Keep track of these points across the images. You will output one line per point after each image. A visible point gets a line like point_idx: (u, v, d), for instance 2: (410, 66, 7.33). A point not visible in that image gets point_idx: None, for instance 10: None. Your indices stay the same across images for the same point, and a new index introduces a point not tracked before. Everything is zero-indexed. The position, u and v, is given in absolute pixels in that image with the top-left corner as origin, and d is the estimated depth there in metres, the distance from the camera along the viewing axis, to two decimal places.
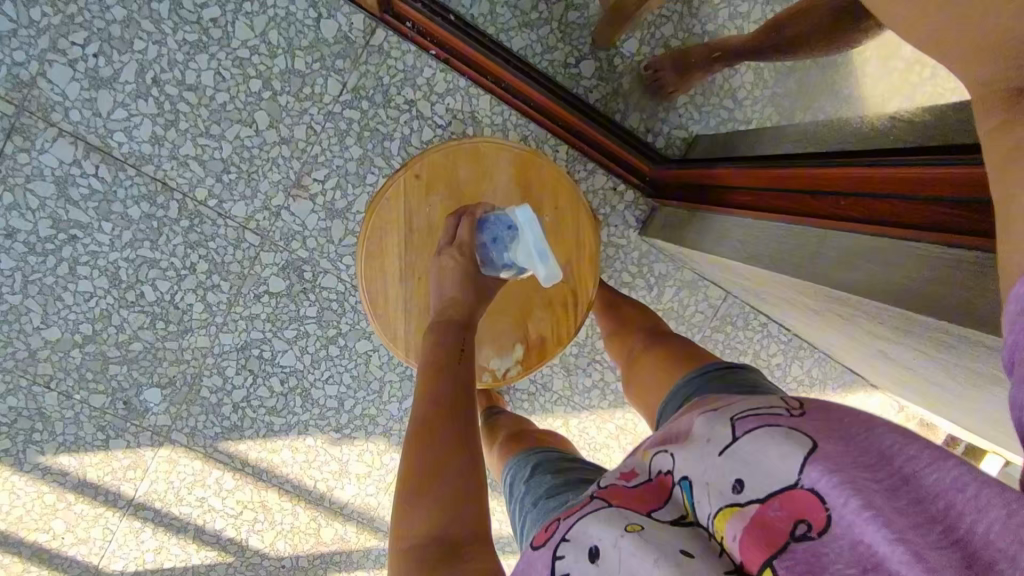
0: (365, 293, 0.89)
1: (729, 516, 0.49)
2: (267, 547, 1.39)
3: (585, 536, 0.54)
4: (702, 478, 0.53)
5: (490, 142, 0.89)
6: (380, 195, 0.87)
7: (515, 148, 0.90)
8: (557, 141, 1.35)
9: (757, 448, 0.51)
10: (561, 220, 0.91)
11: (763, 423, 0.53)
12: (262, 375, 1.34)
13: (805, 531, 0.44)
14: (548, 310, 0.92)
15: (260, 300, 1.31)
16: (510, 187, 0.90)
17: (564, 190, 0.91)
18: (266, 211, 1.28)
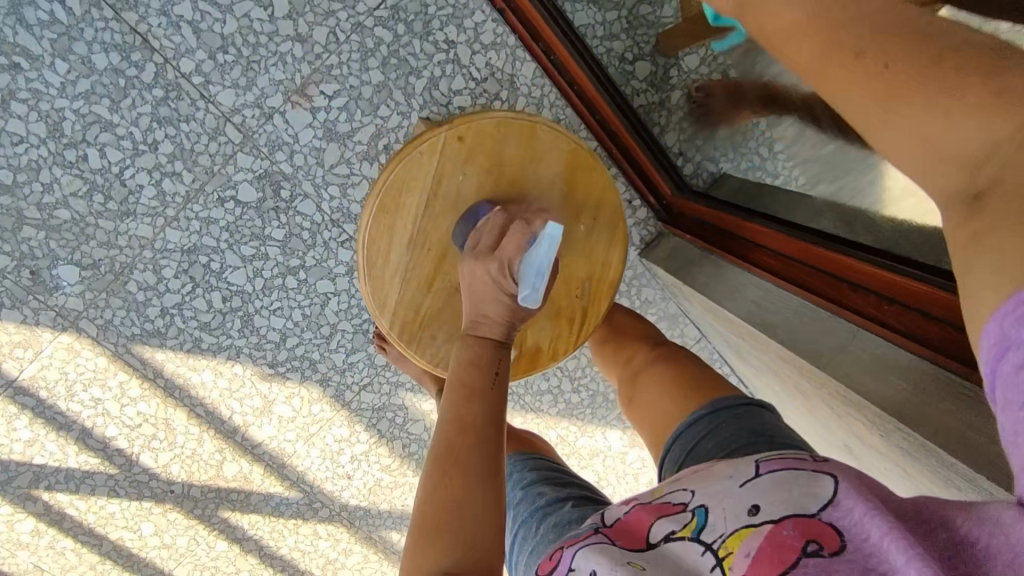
0: (363, 247, 0.78)
1: (743, 537, 0.45)
2: (158, 468, 1.26)
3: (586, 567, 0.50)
4: (719, 505, 0.49)
5: (552, 127, 0.80)
6: (414, 146, 0.76)
7: (575, 142, 0.81)
8: (589, 135, 1.27)
9: (786, 485, 0.47)
10: (596, 232, 0.84)
11: (788, 464, 0.50)
12: (203, 286, 1.19)
13: (816, 548, 0.41)
14: (553, 320, 0.85)
15: (223, 205, 1.16)
16: (556, 182, 0.82)
17: (610, 203, 0.84)
18: (257, 110, 1.12)
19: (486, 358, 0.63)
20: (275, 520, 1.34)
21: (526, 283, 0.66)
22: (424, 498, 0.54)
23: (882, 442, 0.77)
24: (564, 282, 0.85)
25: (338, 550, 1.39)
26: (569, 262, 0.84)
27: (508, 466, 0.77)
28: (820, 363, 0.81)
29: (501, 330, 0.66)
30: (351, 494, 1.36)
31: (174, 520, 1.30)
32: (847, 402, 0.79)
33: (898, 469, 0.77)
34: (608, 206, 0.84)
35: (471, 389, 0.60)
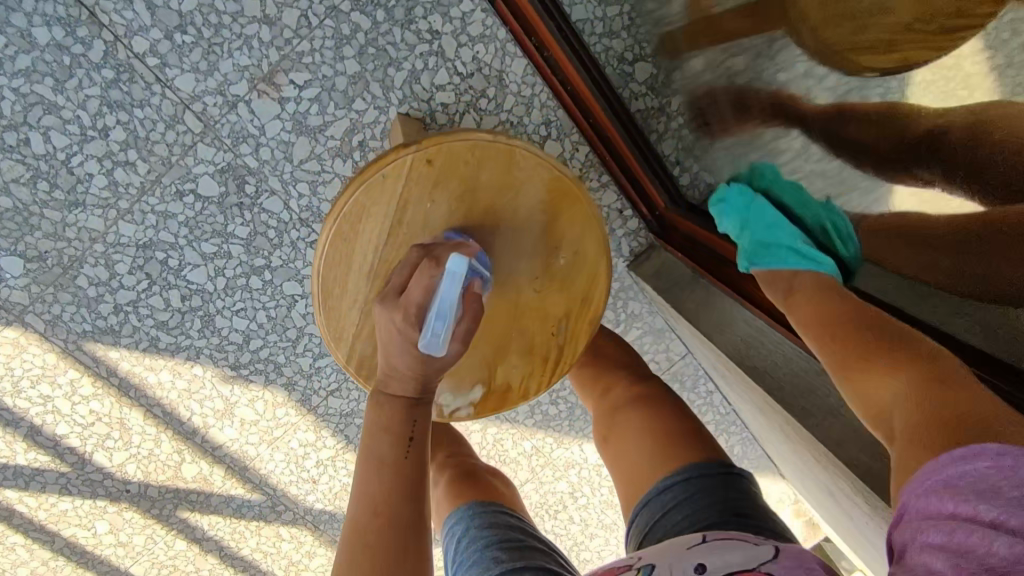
0: (317, 274, 0.71)
1: None
2: (113, 467, 1.21)
3: None
4: (667, 564, 0.54)
5: (535, 149, 0.70)
6: (378, 168, 0.67)
7: (560, 167, 0.71)
8: (580, 138, 1.16)
9: (731, 551, 0.54)
10: (579, 267, 0.76)
11: (731, 539, 0.57)
12: (161, 283, 1.12)
13: None
14: (525, 359, 0.78)
15: (182, 198, 1.07)
16: (536, 211, 0.73)
17: (595, 236, 0.75)
18: (219, 98, 1.02)
19: (400, 423, 0.60)
20: (236, 521, 1.30)
21: (427, 328, 0.60)
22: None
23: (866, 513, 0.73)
24: (539, 321, 0.77)
25: (302, 552, 1.36)
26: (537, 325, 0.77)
27: (462, 524, 0.71)
28: None
29: (414, 385, 0.62)
30: (316, 497, 1.32)
31: (130, 519, 1.26)
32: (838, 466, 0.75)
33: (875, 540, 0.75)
34: (594, 243, 0.75)
35: (385, 464, 0.57)
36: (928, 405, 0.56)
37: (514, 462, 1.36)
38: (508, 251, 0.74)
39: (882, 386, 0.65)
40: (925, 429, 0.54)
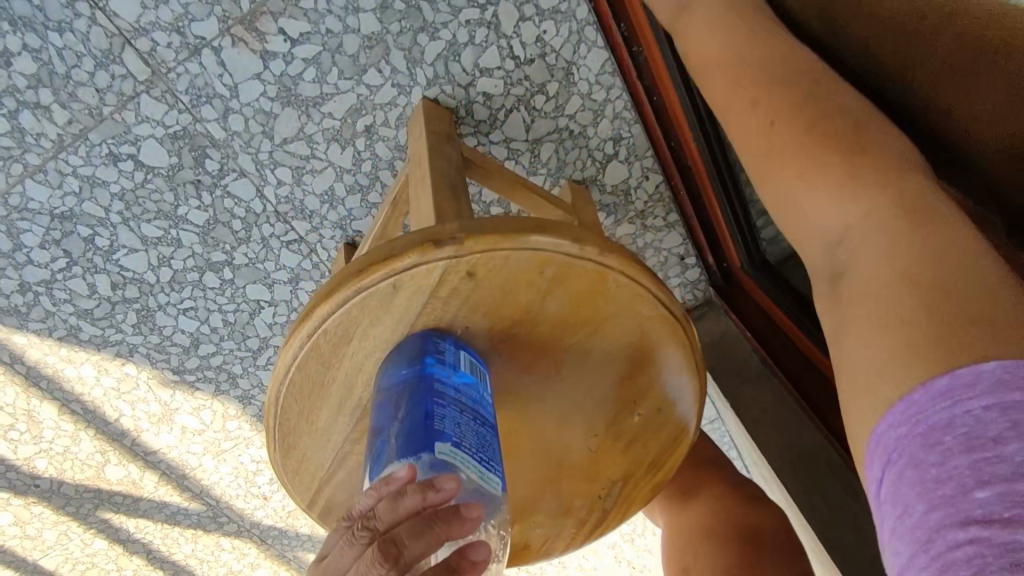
0: (272, 407, 0.46)
1: None
2: (18, 460, 1.00)
3: None
4: None
5: (636, 274, 0.44)
6: (383, 275, 0.41)
7: (668, 302, 0.46)
8: (655, 164, 0.90)
9: None
10: (658, 425, 0.52)
11: None
12: (85, 265, 0.86)
13: None
14: (556, 520, 0.57)
15: (117, 164, 0.79)
16: (616, 355, 0.48)
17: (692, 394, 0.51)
18: (174, 37, 0.72)
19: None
20: (169, 527, 1.13)
21: None
22: None
23: None
24: (585, 480, 0.54)
25: (244, 562, 1.22)
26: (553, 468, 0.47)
27: None
28: None
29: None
30: (265, 513, 1.15)
31: (40, 513, 1.07)
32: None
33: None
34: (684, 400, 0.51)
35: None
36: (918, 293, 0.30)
37: None
38: (562, 401, 0.50)
39: (867, 258, 0.34)
40: (883, 230, 0.34)
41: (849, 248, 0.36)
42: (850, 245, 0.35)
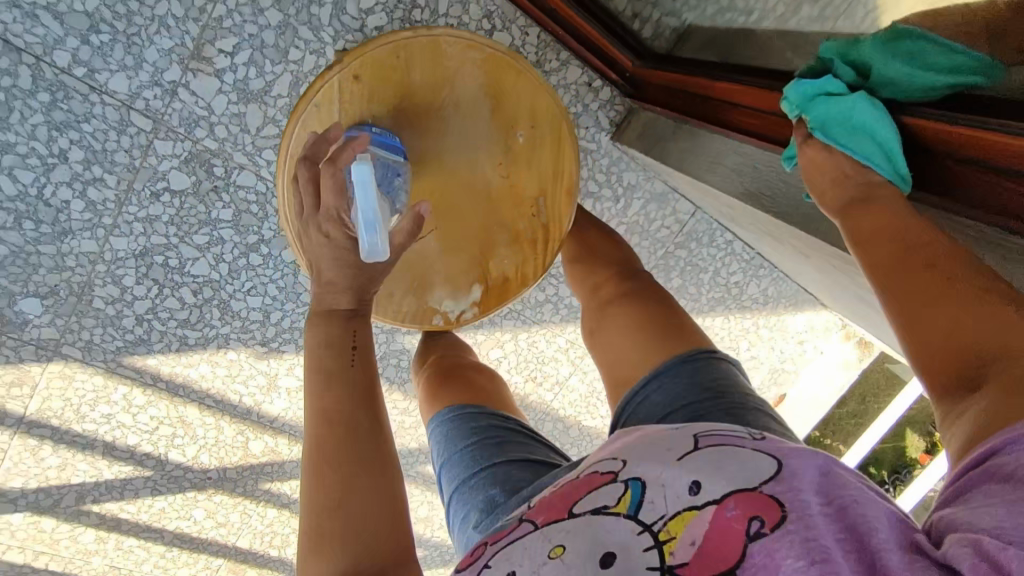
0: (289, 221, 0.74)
1: (685, 520, 0.48)
2: (189, 461, 1.31)
3: (506, 561, 0.52)
4: (657, 479, 0.52)
5: (456, 35, 0.70)
6: (309, 98, 0.69)
7: (488, 44, 0.72)
8: (527, 20, 1.11)
9: (713, 459, 0.51)
10: (539, 139, 0.77)
11: (724, 440, 0.55)
12: (169, 285, 1.16)
13: (758, 527, 0.44)
14: (513, 244, 0.82)
15: (160, 199, 1.09)
16: (480, 99, 0.74)
17: (547, 104, 0.75)
18: (156, 88, 1.01)
19: (338, 335, 0.63)
20: None
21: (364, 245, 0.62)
22: (332, 456, 0.58)
23: None
24: (514, 202, 0.80)
25: None
26: (399, 291, 0.81)
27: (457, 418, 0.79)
28: None
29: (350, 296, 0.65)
30: None
31: (221, 501, 1.36)
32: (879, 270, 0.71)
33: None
34: (543, 106, 0.75)
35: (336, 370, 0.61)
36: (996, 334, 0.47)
37: (554, 359, 1.39)
38: (461, 151, 0.76)
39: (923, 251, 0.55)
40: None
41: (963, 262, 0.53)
42: (964, 285, 0.51)
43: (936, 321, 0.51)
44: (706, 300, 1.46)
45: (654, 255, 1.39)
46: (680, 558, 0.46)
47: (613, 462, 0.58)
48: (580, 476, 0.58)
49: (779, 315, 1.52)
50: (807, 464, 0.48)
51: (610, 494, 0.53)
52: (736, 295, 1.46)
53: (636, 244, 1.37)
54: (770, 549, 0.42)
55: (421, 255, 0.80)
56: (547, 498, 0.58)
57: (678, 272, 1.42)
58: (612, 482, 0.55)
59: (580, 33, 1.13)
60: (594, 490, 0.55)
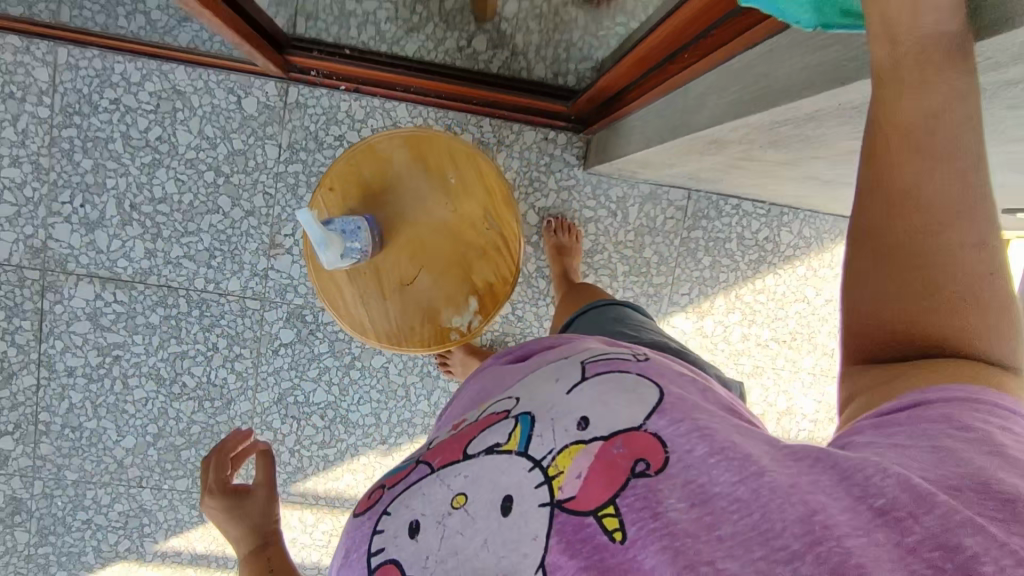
0: (324, 300, 1.02)
1: (573, 453, 0.53)
2: None
3: (406, 512, 0.58)
4: (547, 414, 0.57)
5: (383, 134, 1.01)
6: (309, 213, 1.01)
7: (407, 129, 1.02)
8: (478, 118, 1.47)
9: (604, 387, 0.58)
10: (469, 175, 1.03)
11: (614, 366, 0.62)
12: (303, 416, 1.52)
13: (644, 466, 0.49)
14: (484, 258, 1.03)
15: (279, 353, 1.49)
16: (415, 166, 1.02)
17: (462, 149, 1.02)
18: (256, 277, 1.47)
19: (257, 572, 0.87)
20: None
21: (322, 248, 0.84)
22: None
23: (776, 151, 0.87)
24: (471, 225, 1.03)
25: None
26: (420, 321, 1.04)
27: None
28: (680, 133, 0.93)
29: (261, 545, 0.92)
30: None
31: None
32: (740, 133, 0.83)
33: (811, 157, 0.84)
34: (461, 153, 1.03)
35: None
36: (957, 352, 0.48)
37: None
38: (418, 206, 1.02)
39: (967, 226, 0.47)
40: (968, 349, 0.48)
41: (995, 264, 0.47)
42: (957, 283, 0.47)
43: (922, 303, 0.48)
44: (746, 264, 1.55)
45: (673, 244, 1.54)
46: (568, 494, 0.51)
47: (505, 401, 0.64)
48: (478, 419, 0.64)
49: (829, 249, 1.56)
50: (679, 401, 0.54)
51: (502, 434, 0.58)
52: (774, 247, 1.55)
53: (652, 243, 1.54)
54: (652, 485, 0.48)
55: (423, 291, 1.03)
56: (444, 443, 0.64)
57: (706, 251, 1.55)
58: (504, 421, 0.60)
59: (518, 107, 1.45)
60: (486, 430, 0.60)
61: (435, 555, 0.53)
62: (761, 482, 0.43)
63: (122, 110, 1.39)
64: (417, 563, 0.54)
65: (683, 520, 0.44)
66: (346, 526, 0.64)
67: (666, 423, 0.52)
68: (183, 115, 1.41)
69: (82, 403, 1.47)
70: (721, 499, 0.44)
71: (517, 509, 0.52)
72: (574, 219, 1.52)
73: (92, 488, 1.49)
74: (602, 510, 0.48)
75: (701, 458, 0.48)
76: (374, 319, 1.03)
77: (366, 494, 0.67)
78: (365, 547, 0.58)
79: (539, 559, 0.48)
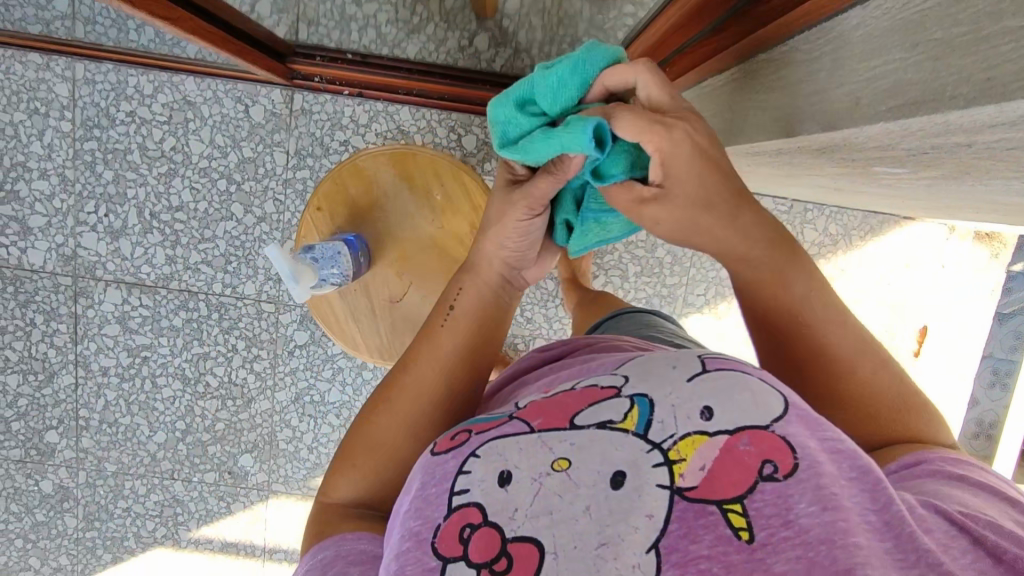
0: (318, 317, 1.04)
1: (697, 441, 0.47)
2: None
3: (500, 459, 0.50)
4: (667, 399, 0.50)
5: (366, 153, 1.00)
6: (299, 234, 1.02)
7: (390, 148, 1.00)
8: (482, 117, 1.43)
9: (731, 382, 0.51)
10: (456, 191, 1.01)
11: (733, 364, 0.54)
12: (320, 415, 1.56)
13: (772, 471, 0.45)
14: None
15: (295, 354, 1.53)
16: (401, 185, 1.00)
17: (446, 166, 1.00)
18: (271, 281, 1.50)
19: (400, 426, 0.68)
20: None
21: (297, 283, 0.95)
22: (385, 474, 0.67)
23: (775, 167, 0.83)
24: (460, 241, 1.01)
25: None
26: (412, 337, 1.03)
27: None
28: None
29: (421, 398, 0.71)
30: None
31: None
32: (754, 151, 0.79)
33: (808, 175, 0.80)
34: (445, 169, 1.00)
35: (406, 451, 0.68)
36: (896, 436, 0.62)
37: None
38: (406, 224, 1.01)
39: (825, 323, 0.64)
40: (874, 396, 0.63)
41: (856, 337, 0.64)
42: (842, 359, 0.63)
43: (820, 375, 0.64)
44: None
45: None
46: (690, 483, 0.45)
47: (611, 377, 0.56)
48: (575, 388, 0.56)
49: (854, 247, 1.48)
50: (805, 415, 0.49)
51: (616, 410, 0.51)
52: None
53: (666, 240, 1.50)
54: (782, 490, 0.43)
55: (414, 308, 1.03)
56: (541, 402, 0.55)
57: None
58: (615, 397, 0.52)
59: None
60: (594, 403, 0.52)
61: (525, 509, 0.46)
62: (893, 513, 0.44)
63: (138, 122, 1.44)
64: (506, 514, 0.47)
65: (814, 526, 0.42)
66: (420, 460, 0.55)
67: (797, 431, 0.47)
68: (195, 125, 1.44)
69: (116, 400, 1.56)
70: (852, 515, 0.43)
71: (631, 485, 0.46)
72: None
73: (130, 479, 1.60)
74: (728, 507, 0.43)
75: (832, 474, 0.45)
76: (369, 335, 1.04)
77: (445, 434, 0.57)
78: (447, 484, 0.50)
79: (652, 540, 0.43)
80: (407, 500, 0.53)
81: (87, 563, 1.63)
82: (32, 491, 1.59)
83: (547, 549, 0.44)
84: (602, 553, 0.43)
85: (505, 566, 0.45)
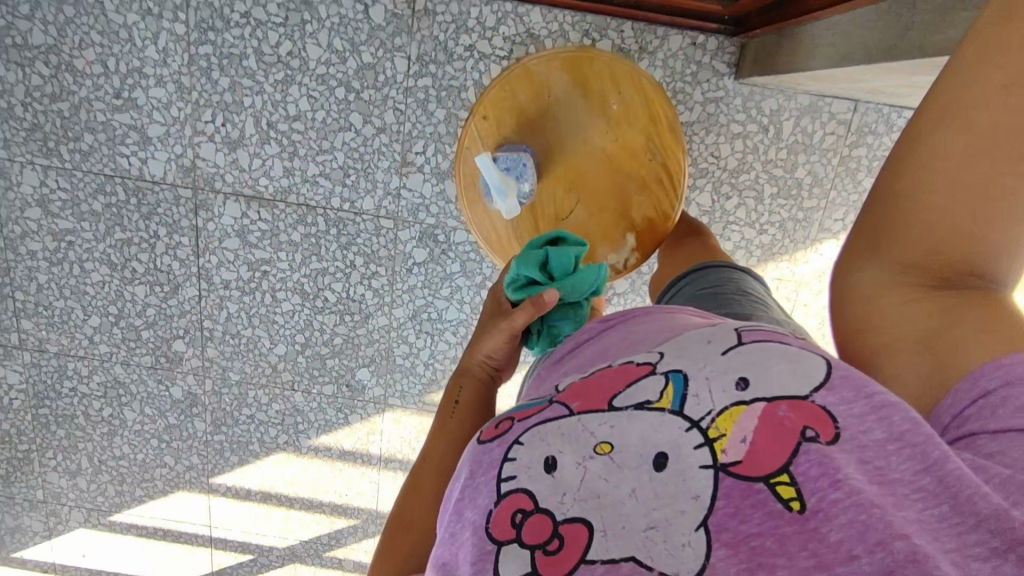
0: (479, 237, 1.02)
1: (737, 414, 0.52)
2: None
3: (545, 446, 0.55)
4: (701, 373, 0.56)
5: (538, 55, 0.95)
6: (462, 144, 0.98)
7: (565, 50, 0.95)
8: (621, 20, 1.32)
9: (766, 351, 0.57)
10: (629, 99, 0.97)
11: (768, 337, 0.60)
12: (437, 332, 1.57)
13: (814, 434, 0.49)
14: (645, 190, 0.99)
15: (414, 271, 1.52)
16: (573, 91, 0.96)
17: (624, 71, 0.95)
18: (390, 196, 1.47)
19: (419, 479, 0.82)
20: None
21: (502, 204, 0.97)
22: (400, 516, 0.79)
23: None
24: (631, 153, 0.98)
25: None
26: None
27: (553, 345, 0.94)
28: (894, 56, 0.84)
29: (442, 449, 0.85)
30: None
31: None
32: None
33: None
34: (622, 74, 0.96)
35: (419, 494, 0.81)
36: (921, 327, 0.59)
37: None
38: (576, 134, 0.97)
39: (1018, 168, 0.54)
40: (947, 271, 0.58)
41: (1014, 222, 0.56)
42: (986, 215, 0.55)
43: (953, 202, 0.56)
44: None
45: (830, 163, 1.40)
46: (733, 457, 0.50)
47: (648, 353, 0.63)
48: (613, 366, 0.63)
49: None
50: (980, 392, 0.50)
51: (653, 389, 0.57)
52: None
53: (806, 159, 1.40)
54: (827, 453, 0.48)
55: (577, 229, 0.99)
56: (579, 387, 0.61)
57: (865, 171, 1.41)
58: (650, 374, 0.58)
59: (667, 6, 1.30)
60: (632, 383, 0.58)
61: (573, 493, 0.52)
62: None
63: (253, 24, 1.36)
64: (555, 496, 0.52)
65: None
66: (468, 450, 0.61)
67: (836, 401, 0.51)
68: (312, 28, 1.36)
69: (238, 313, 1.58)
70: (901, 486, 0.46)
71: (673, 467, 0.51)
72: (719, 133, 1.39)
73: (253, 388, 1.65)
74: (777, 478, 0.48)
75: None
76: None
77: (490, 423, 0.64)
78: (494, 472, 0.56)
79: (701, 517, 0.48)
80: (457, 488, 0.59)
81: (216, 463, 1.73)
82: (163, 396, 1.66)
83: (597, 527, 0.49)
84: (651, 534, 0.48)
85: (559, 545, 0.49)
